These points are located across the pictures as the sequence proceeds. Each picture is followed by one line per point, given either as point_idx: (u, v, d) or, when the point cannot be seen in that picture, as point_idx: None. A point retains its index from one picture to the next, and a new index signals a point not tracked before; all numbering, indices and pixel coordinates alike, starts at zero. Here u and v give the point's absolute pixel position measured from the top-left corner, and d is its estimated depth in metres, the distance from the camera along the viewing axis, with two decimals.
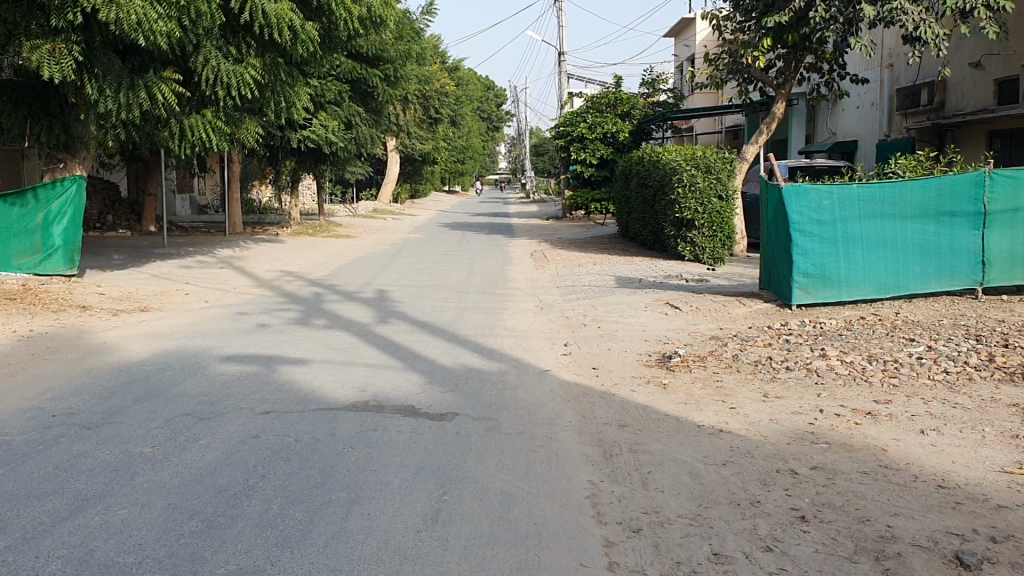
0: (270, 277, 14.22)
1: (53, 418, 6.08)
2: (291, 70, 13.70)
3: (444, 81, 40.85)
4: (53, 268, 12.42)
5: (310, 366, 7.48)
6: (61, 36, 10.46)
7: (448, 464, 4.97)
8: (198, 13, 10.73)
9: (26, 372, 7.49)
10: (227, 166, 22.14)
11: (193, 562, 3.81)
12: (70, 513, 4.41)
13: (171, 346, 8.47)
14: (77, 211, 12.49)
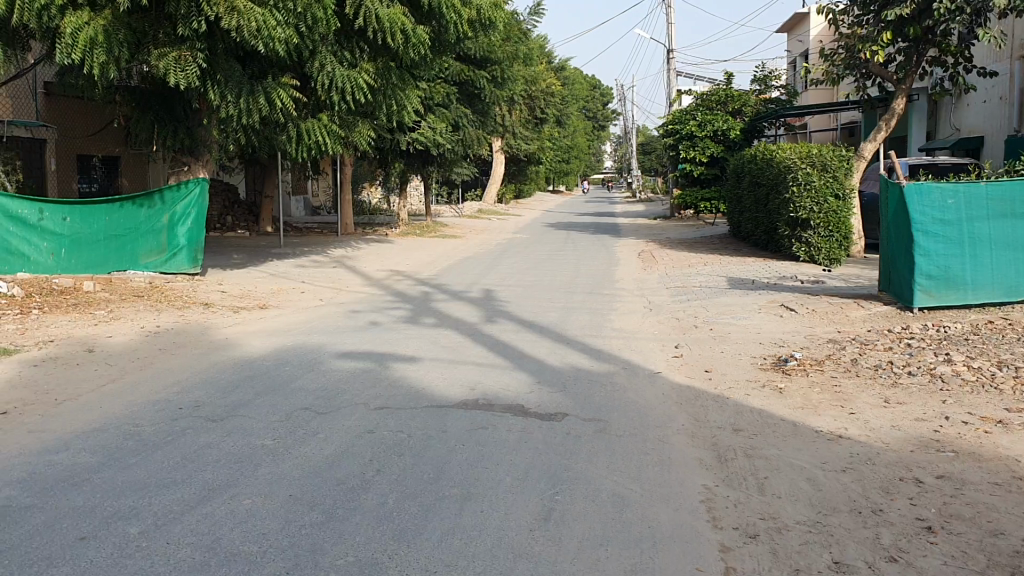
0: (381, 276, 14.52)
1: (180, 410, 6.36)
2: (402, 74, 13.98)
3: (550, 81, 40.97)
4: (177, 266, 12.92)
5: (421, 364, 7.61)
6: (187, 43, 10.93)
7: (559, 464, 4.98)
8: (315, 19, 11.05)
9: (155, 366, 7.85)
10: (340, 168, 22.73)
11: (313, 552, 3.93)
12: (197, 502, 4.60)
13: (287, 343, 8.75)
14: (201, 211, 12.95)
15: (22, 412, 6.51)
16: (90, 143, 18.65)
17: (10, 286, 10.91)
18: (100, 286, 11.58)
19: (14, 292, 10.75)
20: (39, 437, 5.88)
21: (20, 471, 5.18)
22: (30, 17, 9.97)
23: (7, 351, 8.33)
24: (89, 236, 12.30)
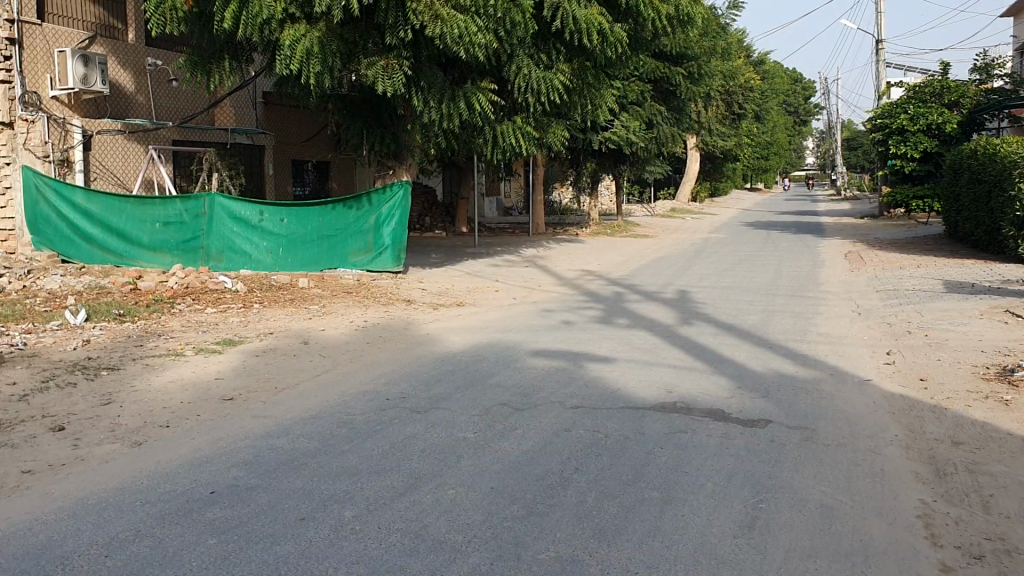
0: (574, 276, 14.61)
1: (387, 401, 6.68)
2: (598, 74, 14.05)
3: (749, 76, 39.83)
4: (383, 265, 13.57)
5: (616, 364, 7.61)
6: (394, 52, 11.46)
7: (763, 472, 4.84)
8: (513, 23, 11.29)
9: (362, 359, 8.27)
10: (533, 169, 23.11)
11: (516, 545, 4.02)
12: (405, 489, 4.80)
13: (485, 339, 8.98)
14: (404, 213, 13.39)
15: (247, 398, 7.04)
16: (303, 148, 19.85)
17: (234, 283, 11.84)
18: (312, 283, 12.33)
19: (237, 287, 11.64)
20: (262, 423, 6.33)
21: (246, 454, 5.60)
22: (254, 31, 10.80)
23: (232, 341, 9.03)
24: (303, 236, 13.02)
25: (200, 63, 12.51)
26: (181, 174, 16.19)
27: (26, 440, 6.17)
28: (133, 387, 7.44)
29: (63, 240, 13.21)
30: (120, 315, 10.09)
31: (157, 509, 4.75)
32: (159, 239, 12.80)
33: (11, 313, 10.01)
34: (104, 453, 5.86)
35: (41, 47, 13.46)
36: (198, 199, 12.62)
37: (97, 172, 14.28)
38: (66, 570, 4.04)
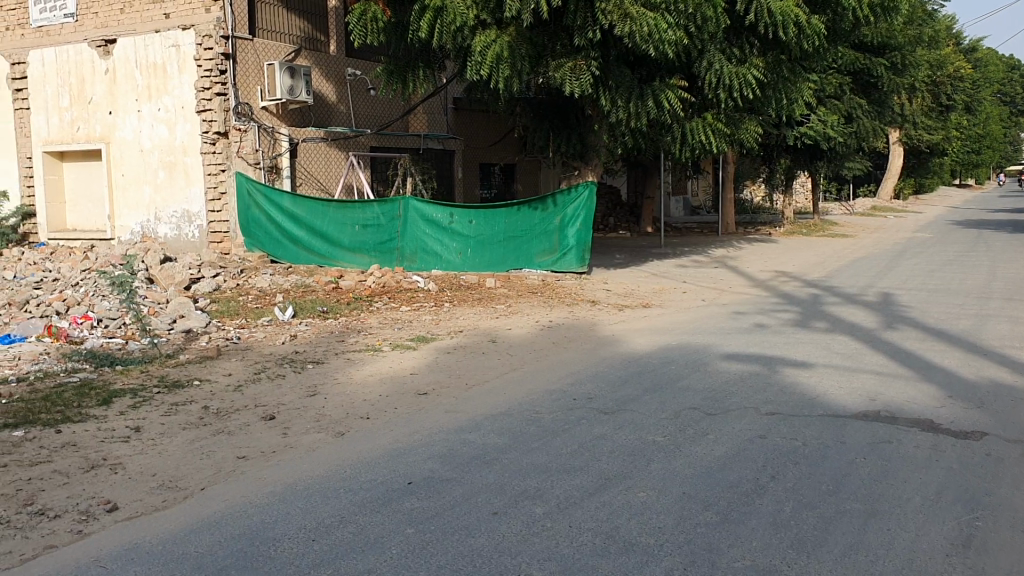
0: (765, 277, 14.20)
1: (574, 400, 6.70)
2: (794, 67, 13.55)
3: (960, 64, 37.25)
4: (568, 266, 13.53)
5: (814, 370, 7.30)
6: (582, 53, 11.52)
7: (979, 488, 4.51)
8: (705, 18, 11.11)
9: (549, 358, 8.35)
10: (722, 166, 22.67)
11: (710, 551, 3.94)
12: (596, 489, 4.80)
13: (673, 341, 8.86)
14: (590, 213, 13.23)
15: (440, 393, 7.26)
16: (492, 151, 20.28)
17: (427, 282, 12.24)
18: (500, 283, 12.57)
19: (429, 287, 12.04)
20: (455, 417, 6.49)
21: (440, 447, 5.78)
22: (448, 39, 11.20)
23: (426, 338, 9.34)
24: (491, 237, 13.27)
25: (397, 71, 13.03)
26: (378, 179, 16.91)
27: (241, 427, 6.63)
28: (335, 380, 7.84)
29: (272, 242, 14.19)
30: (324, 312, 10.67)
31: (358, 496, 4.98)
32: (359, 240, 13.53)
33: (226, 309, 10.80)
34: (310, 442, 6.21)
35: (252, 60, 14.37)
36: (394, 203, 13.27)
37: (301, 178, 15.15)
38: (278, 550, 4.32)
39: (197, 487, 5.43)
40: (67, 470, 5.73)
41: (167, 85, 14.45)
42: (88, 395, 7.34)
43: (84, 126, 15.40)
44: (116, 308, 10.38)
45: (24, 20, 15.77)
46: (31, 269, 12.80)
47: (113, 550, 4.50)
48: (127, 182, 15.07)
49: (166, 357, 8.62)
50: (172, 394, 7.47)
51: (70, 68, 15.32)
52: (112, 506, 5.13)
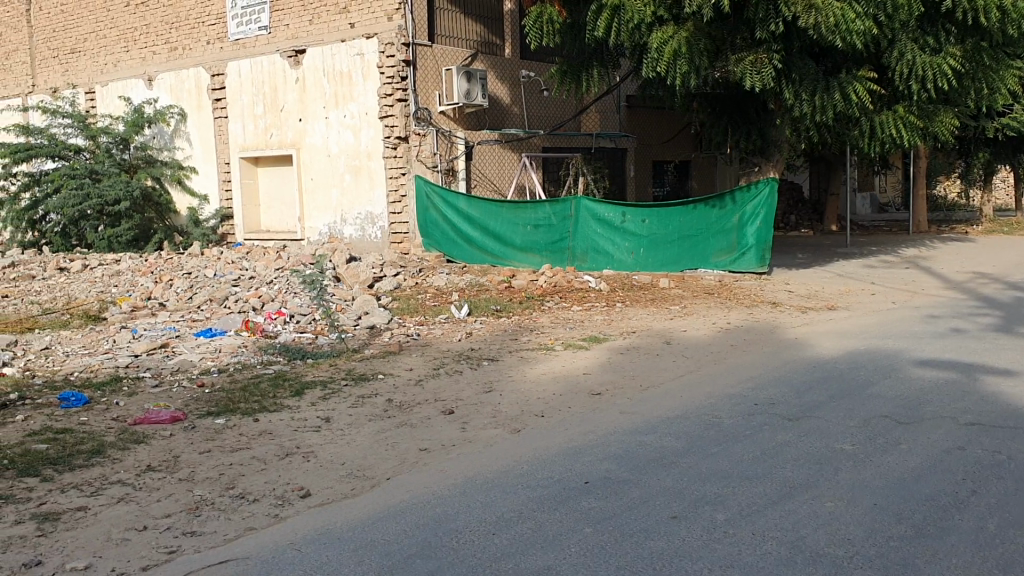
0: (962, 279, 13.34)
1: (756, 405, 6.51)
2: (996, 54, 12.66)
3: None
4: (747, 266, 13.06)
5: (1019, 378, 6.80)
6: (763, 46, 11.18)
7: None
8: (896, 5, 10.60)
9: (727, 361, 8.17)
10: (913, 161, 21.51)
11: (905, 568, 3.75)
12: (779, 497, 4.65)
13: (861, 346, 8.46)
14: (771, 211, 12.76)
15: (614, 394, 7.25)
16: (665, 149, 20.02)
17: (599, 282, 12.23)
18: (674, 283, 12.41)
19: (601, 286, 12.04)
20: (631, 419, 6.46)
21: (617, 448, 5.76)
22: (626, 37, 11.18)
23: (599, 338, 9.33)
24: (665, 236, 13.10)
25: (570, 71, 13.08)
26: (549, 180, 16.99)
27: (422, 420, 6.85)
28: (511, 377, 7.96)
29: (448, 242, 14.57)
30: (498, 310, 10.86)
31: (537, 493, 5.03)
32: (531, 240, 13.71)
33: (406, 307, 11.16)
34: (488, 437, 6.33)
35: (431, 66, 14.81)
36: (566, 203, 13.39)
37: (476, 180, 15.40)
38: (460, 542, 4.42)
39: (384, 477, 5.65)
40: (264, 456, 6.09)
41: (353, 92, 15.09)
42: (282, 386, 7.78)
43: (277, 132, 16.32)
44: (306, 304, 10.95)
45: (223, 33, 16.84)
46: (229, 268, 13.67)
47: (307, 534, 4.75)
48: (316, 186, 15.87)
49: (351, 352, 9.01)
50: (358, 387, 7.80)
51: (264, 77, 16.27)
52: (305, 492, 5.41)
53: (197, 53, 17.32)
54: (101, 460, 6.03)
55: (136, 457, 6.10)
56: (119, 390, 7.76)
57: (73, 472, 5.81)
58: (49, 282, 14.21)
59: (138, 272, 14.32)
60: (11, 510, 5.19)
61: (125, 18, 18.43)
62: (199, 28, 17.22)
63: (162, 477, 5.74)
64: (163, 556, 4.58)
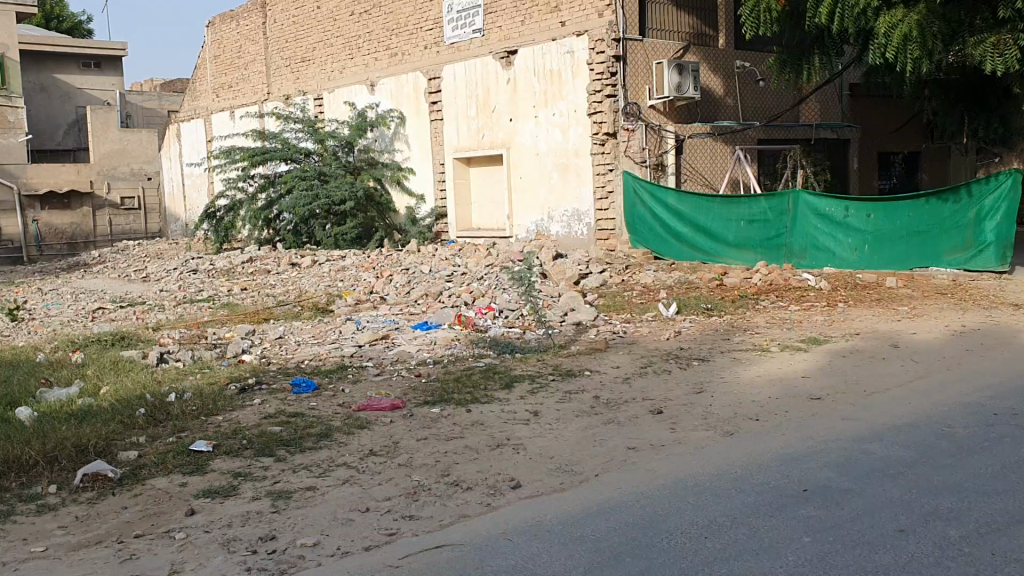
0: None
1: (996, 416, 6.00)
2: None
3: None
4: (986, 264, 11.86)
5: None
6: (1007, 26, 10.32)
7: None
8: None
9: (963, 367, 7.58)
10: None
11: None
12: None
13: None
14: (1014, 204, 11.53)
15: (835, 399, 6.88)
16: (890, 139, 18.86)
17: (818, 280, 11.71)
18: (902, 282, 11.66)
19: (821, 285, 11.51)
20: (854, 426, 6.11)
21: (838, 456, 5.47)
22: (850, 23, 10.70)
23: (818, 340, 8.90)
24: (891, 232, 12.27)
25: (790, 60, 12.65)
26: (766, 173, 16.42)
27: (631, 418, 6.80)
28: (722, 379, 7.75)
29: (657, 239, 14.42)
30: (708, 309, 10.62)
31: (752, 498, 4.86)
32: (744, 237, 13.36)
33: (614, 304, 11.14)
34: (699, 439, 6.18)
35: (642, 61, 14.69)
36: (783, 197, 12.95)
37: (686, 175, 15.05)
38: (670, 543, 4.35)
39: (592, 473, 5.65)
40: (476, 446, 6.25)
41: (563, 90, 15.23)
42: (493, 378, 7.96)
43: (488, 133, 16.74)
44: (516, 300, 11.15)
45: (439, 38, 17.48)
46: (443, 264, 14.16)
47: (518, 525, 4.82)
48: (526, 185, 16.14)
49: (559, 348, 9.09)
50: (566, 382, 7.86)
51: (477, 79, 16.74)
52: (516, 483, 5.50)
53: (415, 58, 18.07)
54: (328, 444, 6.39)
55: (359, 442, 6.42)
56: (343, 378, 8.22)
57: (303, 454, 6.19)
58: (282, 277, 15.29)
59: (360, 267, 15.13)
60: (249, 486, 5.60)
61: (349, 27, 19.50)
62: (417, 33, 17.94)
63: (382, 461, 6.01)
64: (385, 537, 4.79)
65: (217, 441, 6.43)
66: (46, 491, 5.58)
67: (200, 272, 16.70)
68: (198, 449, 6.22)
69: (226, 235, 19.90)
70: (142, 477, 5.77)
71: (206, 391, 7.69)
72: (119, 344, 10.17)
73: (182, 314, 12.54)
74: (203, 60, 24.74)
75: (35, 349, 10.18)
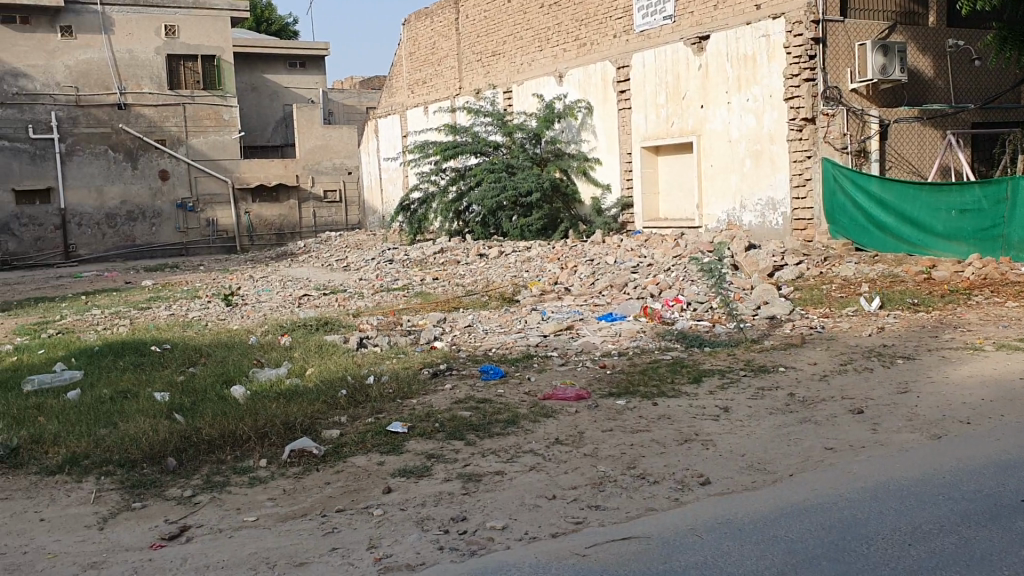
0: None
1: None
2: None
3: None
4: None
5: None
6: None
7: None
8: None
9: None
10: None
11: None
12: None
13: None
14: None
15: None
16: None
17: None
18: None
19: None
20: None
21: None
22: None
23: None
24: None
25: (1011, 37, 11.72)
26: (981, 159, 15.29)
27: (828, 418, 6.50)
28: (929, 378, 7.28)
29: (858, 227, 13.65)
30: (915, 305, 10.00)
31: (962, 506, 4.55)
32: (955, 227, 12.33)
33: (810, 298, 10.70)
34: (902, 442, 5.83)
35: (843, 42, 14.04)
36: (999, 183, 11.76)
37: (891, 162, 14.10)
38: (871, 549, 4.14)
39: (786, 473, 5.44)
40: (664, 440, 6.16)
41: (757, 75, 14.77)
42: (681, 372, 7.84)
43: (678, 120, 16.46)
44: (705, 292, 10.92)
45: (629, 26, 17.37)
46: (629, 255, 14.06)
47: (707, 521, 4.71)
48: (717, 173, 15.79)
49: (751, 342, 8.82)
50: (758, 378, 7.62)
51: (667, 67, 16.50)
52: (705, 479, 5.38)
53: (604, 48, 18.03)
54: (516, 430, 6.49)
55: (546, 430, 6.48)
56: (530, 366, 8.32)
57: (492, 439, 6.31)
58: (471, 267, 15.68)
59: (546, 258, 15.29)
60: (441, 468, 5.77)
61: (540, 19, 19.71)
62: (607, 23, 17.89)
63: (569, 450, 6.03)
64: (571, 526, 4.81)
65: (412, 423, 6.67)
66: (257, 464, 5.97)
67: (395, 262, 17.40)
68: (394, 430, 6.47)
69: (419, 227, 20.63)
70: (343, 455, 6.07)
71: (401, 375, 8.00)
72: (323, 329, 10.76)
73: (379, 302, 13.11)
74: (399, 57, 25.69)
75: (248, 332, 10.92)
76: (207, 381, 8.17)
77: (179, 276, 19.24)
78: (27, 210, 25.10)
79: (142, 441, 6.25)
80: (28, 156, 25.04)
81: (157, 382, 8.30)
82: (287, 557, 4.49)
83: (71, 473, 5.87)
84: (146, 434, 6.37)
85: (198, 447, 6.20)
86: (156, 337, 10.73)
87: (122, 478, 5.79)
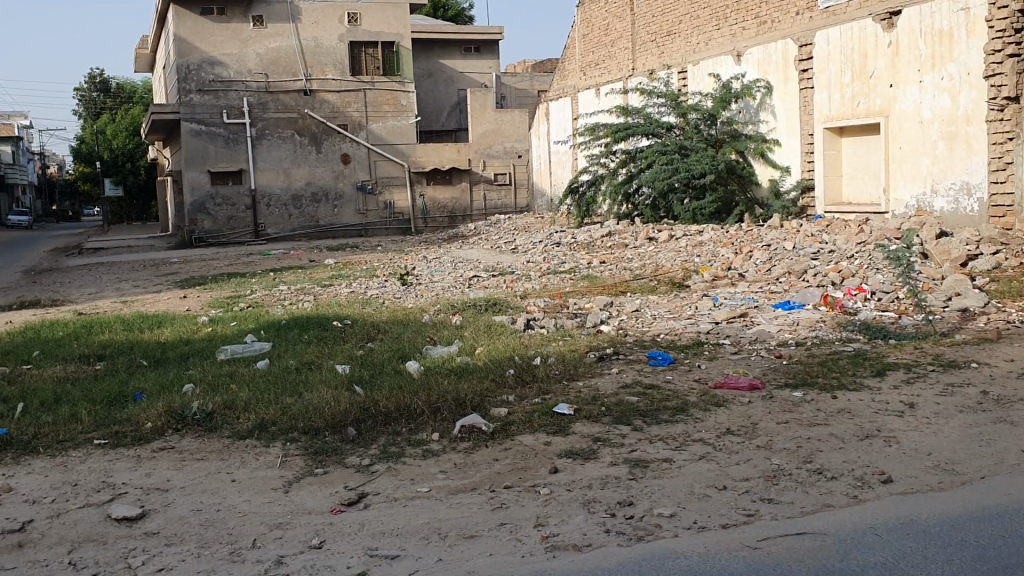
0: None
1: None
2: None
3: None
4: None
5: None
6: None
7: None
8: None
9: None
10: None
11: None
12: None
13: None
14: None
15: None
16: None
17: None
18: None
19: None
20: None
21: None
22: None
23: None
24: None
25: None
26: None
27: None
28: None
29: None
30: None
31: None
32: None
33: (1008, 290, 9.97)
34: None
35: None
36: None
37: None
38: None
39: (977, 475, 5.12)
40: (843, 435, 5.92)
41: (954, 52, 13.87)
42: (862, 365, 7.50)
43: (865, 100, 15.68)
44: (890, 281, 10.38)
45: (812, 3, 16.70)
46: (808, 241, 13.54)
47: (889, 521, 4.49)
48: (905, 155, 14.96)
49: (940, 336, 8.32)
50: (947, 374, 7.19)
51: (854, 43, 15.73)
52: (887, 477, 5.13)
53: (785, 26, 17.39)
54: (686, 418, 6.41)
55: (717, 419, 6.36)
56: (700, 354, 8.18)
57: (660, 426, 6.26)
58: (640, 250, 15.55)
59: (718, 243, 14.97)
60: (608, 451, 5.78)
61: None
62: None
63: (740, 441, 5.90)
64: (742, 518, 4.71)
65: (579, 405, 6.70)
66: (431, 438, 6.16)
67: (563, 244, 17.50)
68: (562, 411, 6.52)
69: (589, 210, 20.66)
70: (512, 433, 6.18)
71: (568, 357, 8.06)
72: (492, 309, 10.96)
73: (546, 284, 13.23)
74: (572, 39, 25.72)
75: (422, 310, 11.28)
76: (384, 355, 8.50)
77: (357, 255, 20.07)
78: (221, 190, 26.76)
79: (325, 410, 6.57)
80: (222, 139, 26.61)
81: (338, 355, 8.69)
82: (458, 529, 4.62)
83: (260, 438, 6.25)
84: (329, 404, 6.70)
85: (376, 419, 6.47)
86: (337, 313, 11.24)
87: (306, 445, 6.11)
